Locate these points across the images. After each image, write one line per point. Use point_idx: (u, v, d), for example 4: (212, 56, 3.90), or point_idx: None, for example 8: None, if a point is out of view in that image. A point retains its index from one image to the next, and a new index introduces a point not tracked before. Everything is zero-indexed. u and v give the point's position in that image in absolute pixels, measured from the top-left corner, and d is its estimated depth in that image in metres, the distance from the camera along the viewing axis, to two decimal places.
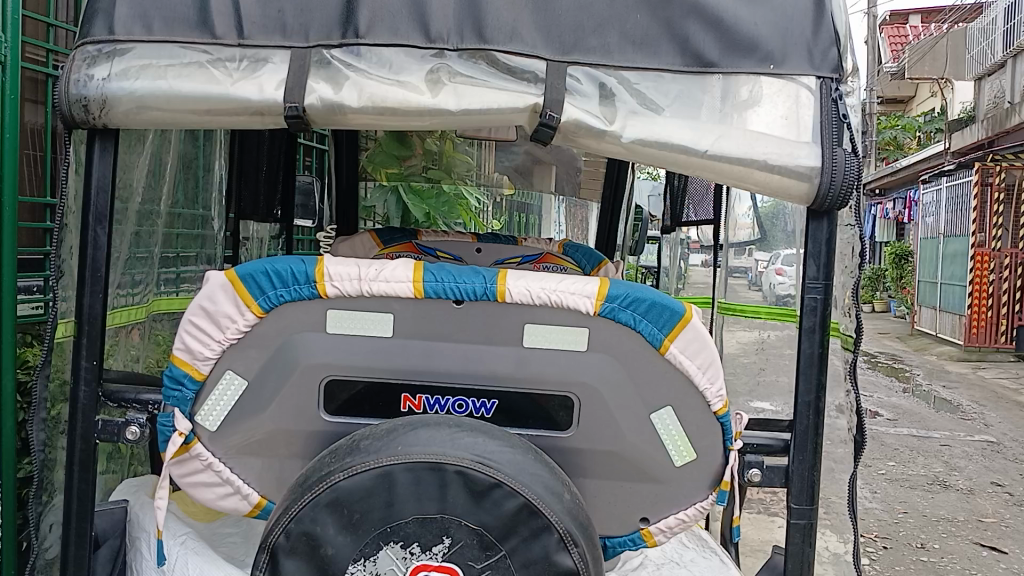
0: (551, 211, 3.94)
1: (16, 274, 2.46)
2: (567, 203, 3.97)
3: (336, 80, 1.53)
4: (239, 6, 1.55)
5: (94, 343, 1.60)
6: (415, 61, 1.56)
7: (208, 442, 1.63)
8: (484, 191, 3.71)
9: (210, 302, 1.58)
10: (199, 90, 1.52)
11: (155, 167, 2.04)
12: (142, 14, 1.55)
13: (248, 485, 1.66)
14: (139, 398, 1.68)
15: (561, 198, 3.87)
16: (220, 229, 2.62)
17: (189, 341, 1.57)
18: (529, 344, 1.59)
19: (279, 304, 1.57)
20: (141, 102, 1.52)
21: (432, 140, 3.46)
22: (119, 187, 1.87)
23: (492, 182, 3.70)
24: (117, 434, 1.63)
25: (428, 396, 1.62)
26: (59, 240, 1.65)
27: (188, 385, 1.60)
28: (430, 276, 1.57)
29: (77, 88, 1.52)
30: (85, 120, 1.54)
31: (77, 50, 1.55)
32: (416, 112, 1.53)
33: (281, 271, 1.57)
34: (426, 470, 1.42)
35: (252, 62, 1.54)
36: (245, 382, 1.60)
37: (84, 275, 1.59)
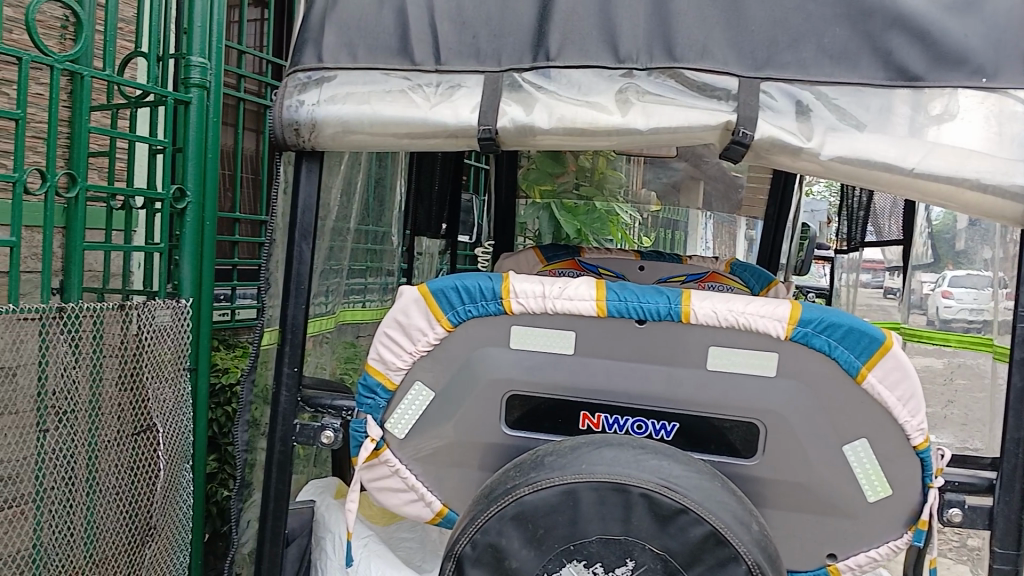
0: (698, 227, 3.82)
1: (213, 284, 2.67)
2: (717, 220, 3.81)
3: (527, 102, 1.57)
4: (437, 34, 1.64)
5: (297, 351, 1.74)
6: (604, 80, 1.57)
7: (396, 448, 1.69)
8: (632, 208, 3.69)
9: (404, 316, 1.64)
10: (400, 114, 1.60)
11: (349, 187, 2.15)
12: (348, 43, 1.67)
13: (432, 493, 1.71)
14: (334, 403, 1.77)
15: (710, 214, 3.72)
16: (397, 244, 2.63)
17: (383, 351, 1.65)
18: (714, 367, 1.56)
19: (468, 318, 1.62)
20: (346, 126, 1.62)
21: (586, 156, 3.45)
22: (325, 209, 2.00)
23: (640, 199, 3.65)
24: (312, 438, 1.73)
25: (606, 415, 1.62)
26: (268, 255, 1.79)
27: (380, 394, 1.67)
28: (613, 295, 1.58)
29: (289, 113, 1.64)
30: (296, 143, 1.66)
31: (289, 78, 1.68)
32: (606, 132, 1.54)
33: (470, 287, 1.62)
34: (610, 490, 1.41)
35: (448, 86, 1.62)
36: (432, 394, 1.66)
37: (289, 286, 1.74)
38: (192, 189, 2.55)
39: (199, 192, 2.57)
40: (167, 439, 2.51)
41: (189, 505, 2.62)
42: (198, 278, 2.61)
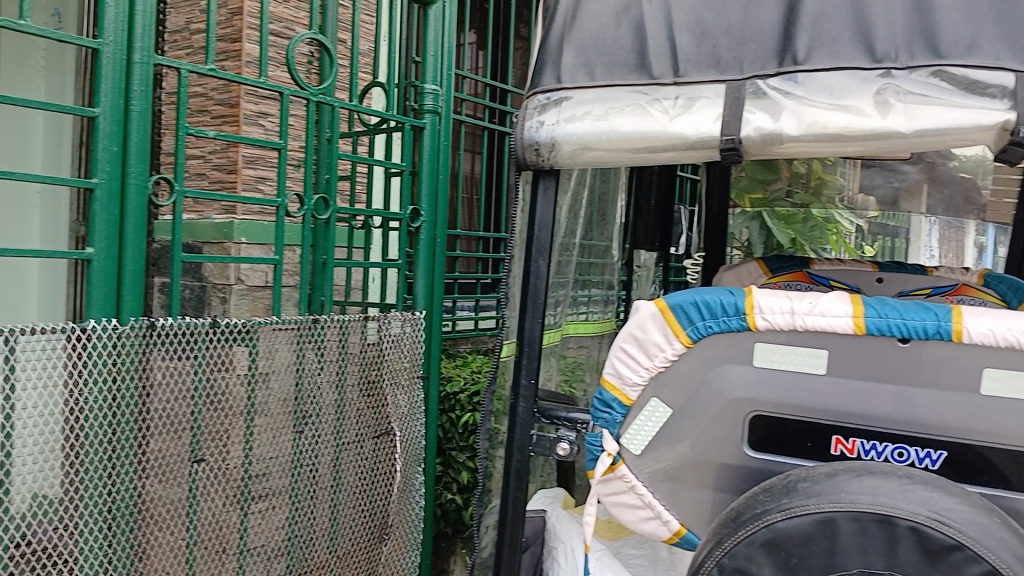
0: (922, 234, 3.38)
1: (443, 298, 2.85)
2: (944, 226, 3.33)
3: (773, 109, 1.54)
4: (677, 47, 1.66)
5: (533, 362, 1.81)
6: (859, 83, 1.49)
7: (632, 465, 1.68)
8: (849, 215, 3.42)
9: (641, 330, 1.63)
10: (639, 129, 1.65)
11: (575, 201, 2.16)
12: (585, 62, 1.75)
13: (669, 511, 1.68)
14: (570, 417, 1.79)
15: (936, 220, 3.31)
16: (617, 257, 2.63)
17: (620, 367, 1.63)
18: (989, 392, 1.42)
19: (709, 335, 1.59)
20: (584, 143, 1.71)
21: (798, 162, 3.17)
22: (561, 229, 2.12)
23: (857, 203, 3.39)
24: (549, 449, 1.78)
25: (862, 440, 1.51)
26: (509, 268, 1.94)
27: (616, 409, 1.66)
28: (872, 311, 1.48)
29: (530, 134, 1.77)
30: (536, 162, 1.78)
31: (530, 99, 1.80)
32: (860, 138, 1.48)
33: (710, 302, 1.59)
34: (873, 521, 1.32)
35: (688, 98, 1.63)
36: (670, 411, 1.63)
37: (526, 302, 1.84)
38: (425, 209, 2.72)
39: (431, 210, 2.73)
40: (404, 441, 2.73)
41: (422, 499, 2.85)
42: (430, 292, 2.79)
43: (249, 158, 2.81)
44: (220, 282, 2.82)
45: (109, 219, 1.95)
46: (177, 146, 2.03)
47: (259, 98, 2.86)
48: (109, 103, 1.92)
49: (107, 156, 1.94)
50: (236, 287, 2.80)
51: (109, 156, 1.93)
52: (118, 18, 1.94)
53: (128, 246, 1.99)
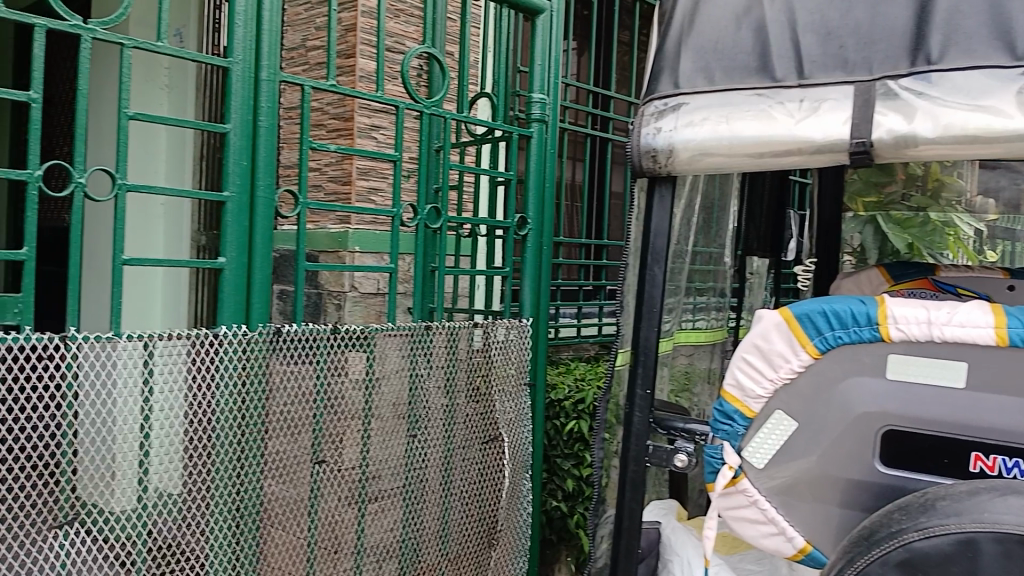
0: None
1: (549, 306, 2.86)
2: None
3: (906, 110, 1.49)
4: (801, 49, 1.64)
5: (648, 372, 1.81)
6: (999, 81, 1.42)
7: (754, 478, 1.64)
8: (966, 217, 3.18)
9: (764, 341, 1.60)
10: (761, 133, 1.62)
11: (688, 208, 2.13)
12: (705, 67, 1.74)
13: (793, 527, 1.62)
14: (688, 428, 1.79)
15: None
16: (729, 265, 2.57)
17: (742, 377, 1.61)
18: None
19: (837, 346, 1.54)
20: (703, 148, 1.69)
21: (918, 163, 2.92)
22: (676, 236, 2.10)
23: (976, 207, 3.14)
24: (665, 460, 1.77)
25: (1004, 458, 1.43)
26: (623, 277, 1.92)
27: (738, 421, 1.63)
28: (1016, 322, 1.40)
29: (648, 140, 1.77)
30: (653, 169, 1.77)
31: (647, 105, 1.79)
32: (1002, 140, 1.40)
33: (840, 312, 1.55)
34: (1020, 544, 1.24)
35: (814, 101, 1.59)
36: (794, 424, 1.59)
37: (641, 310, 1.83)
38: (532, 217, 2.73)
39: (538, 218, 2.74)
40: (512, 448, 2.76)
41: (530, 502, 2.86)
42: (537, 300, 2.80)
43: (362, 169, 2.89)
44: (336, 289, 2.90)
45: (239, 231, 2.06)
46: (301, 158, 2.14)
47: (372, 111, 2.93)
48: (238, 120, 2.02)
49: (237, 169, 2.04)
50: (350, 294, 2.88)
51: (239, 170, 2.03)
52: (247, 38, 2.03)
53: (257, 255, 2.09)
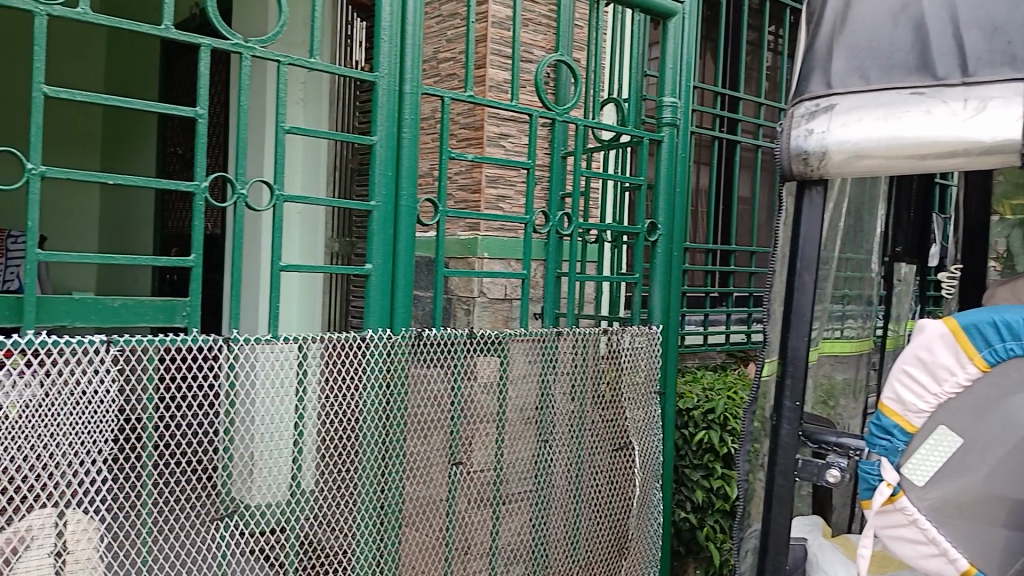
0: None
1: (681, 313, 2.82)
2: None
3: None
4: (965, 45, 1.55)
5: (797, 383, 1.77)
6: None
7: (914, 497, 1.55)
8: None
9: (928, 353, 1.51)
10: (923, 135, 1.54)
11: (835, 213, 2.05)
12: (858, 67, 1.67)
13: (955, 549, 1.53)
14: (840, 441, 1.70)
15: None
16: (876, 271, 2.45)
17: (902, 390, 1.53)
18: None
19: (1009, 358, 1.44)
20: (858, 151, 1.62)
21: None
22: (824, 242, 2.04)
23: None
24: (816, 475, 1.71)
25: None
26: (769, 284, 1.87)
27: (898, 436, 1.55)
28: None
29: (798, 143, 1.71)
30: (803, 172, 1.71)
31: (797, 107, 1.74)
32: None
33: (1012, 322, 1.45)
34: None
35: (981, 100, 1.50)
36: (959, 440, 1.50)
37: (790, 318, 1.77)
38: (663, 223, 2.68)
39: (669, 224, 2.70)
40: (643, 457, 2.73)
41: (661, 508, 2.84)
42: (668, 306, 2.76)
43: (491, 177, 2.92)
44: (464, 294, 2.94)
45: (384, 239, 2.15)
46: (440, 167, 2.21)
47: (502, 120, 2.96)
48: (384, 131, 2.12)
49: (383, 179, 2.13)
50: (479, 300, 2.91)
51: (385, 180, 2.13)
52: (391, 52, 2.12)
53: (400, 262, 2.17)
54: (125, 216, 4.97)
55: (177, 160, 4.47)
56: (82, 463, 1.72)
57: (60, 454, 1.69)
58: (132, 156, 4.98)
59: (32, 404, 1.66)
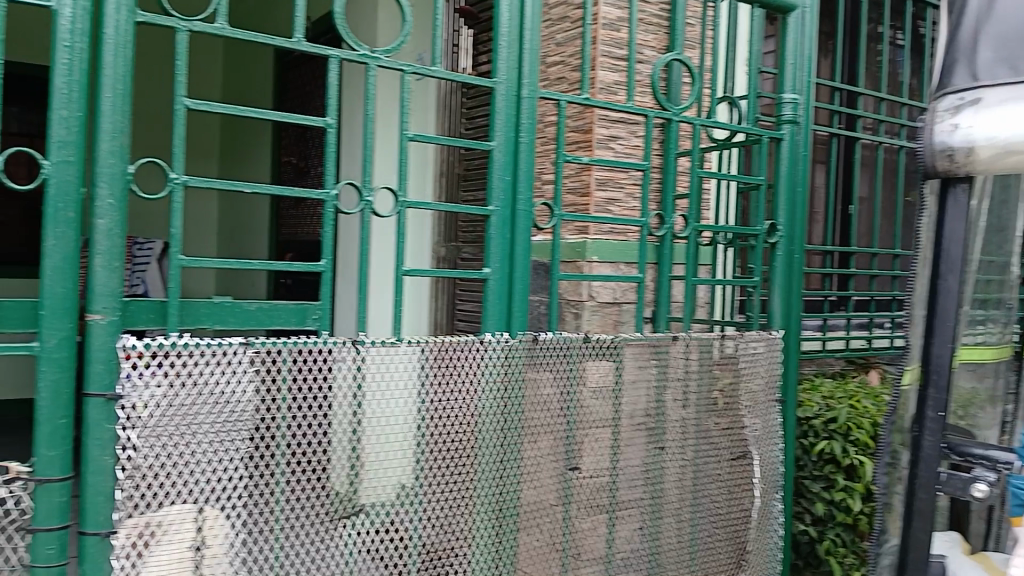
0: None
1: (800, 318, 2.73)
2: None
3: None
4: None
5: (941, 395, 1.66)
6: None
7: None
8: None
9: None
10: None
11: (977, 213, 1.93)
12: (1008, 58, 1.57)
13: None
14: (989, 454, 1.63)
15: None
16: (1017, 273, 2.30)
17: None
18: None
19: None
20: (1008, 148, 1.54)
21: None
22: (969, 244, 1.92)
23: None
24: (962, 489, 1.61)
25: None
26: (909, 288, 1.79)
27: None
28: None
29: (942, 139, 1.63)
30: (947, 169, 1.62)
31: (940, 100, 1.66)
32: None
33: None
34: None
35: None
36: None
37: (931, 324, 1.68)
38: (783, 224, 2.61)
39: (790, 225, 2.62)
40: (763, 465, 2.66)
41: (781, 518, 2.75)
42: (789, 311, 2.69)
43: (600, 180, 2.84)
44: (574, 298, 2.86)
45: (502, 243, 2.17)
46: (556, 171, 2.24)
47: (611, 122, 2.86)
48: (502, 137, 2.15)
49: (501, 184, 2.15)
50: (588, 304, 2.83)
51: (502, 185, 2.15)
52: (509, 58, 2.15)
53: (517, 265, 2.18)
54: (243, 224, 5.17)
55: (290, 169, 4.58)
56: (220, 460, 1.81)
57: (200, 452, 1.78)
58: (248, 165, 5.17)
59: (175, 402, 1.75)
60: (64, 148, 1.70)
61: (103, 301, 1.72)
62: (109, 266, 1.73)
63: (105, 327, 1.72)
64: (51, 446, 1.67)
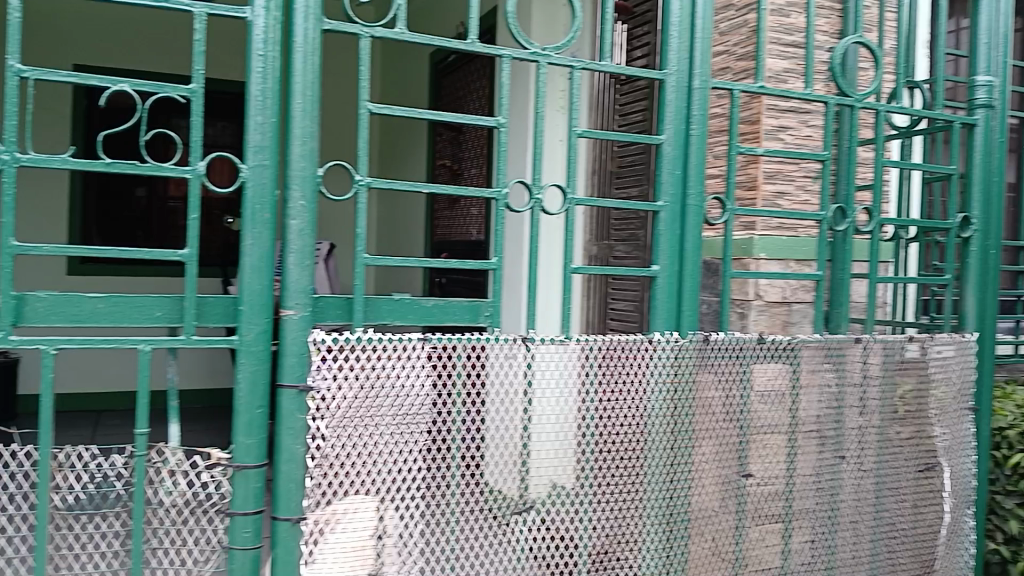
0: None
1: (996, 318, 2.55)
2: None
3: None
4: None
5: None
6: None
7: None
8: None
9: None
10: None
11: None
12: None
13: None
14: None
15: None
16: None
17: None
18: None
19: None
20: None
21: None
22: None
23: None
24: None
25: None
26: None
27: None
28: None
29: None
30: None
31: None
32: None
33: None
34: None
35: None
36: None
37: None
38: (978, 217, 2.45)
39: (987, 219, 2.46)
40: (954, 478, 2.48)
41: (974, 535, 2.55)
42: (984, 311, 2.51)
43: (769, 173, 2.72)
44: (740, 297, 2.75)
45: (672, 239, 2.12)
46: (729, 166, 2.18)
47: (781, 112, 2.74)
48: (673, 129, 2.09)
49: (671, 178, 2.10)
50: (755, 303, 2.71)
51: (673, 179, 2.10)
52: (680, 48, 2.11)
53: (688, 263, 2.13)
54: (399, 224, 5.36)
55: (445, 171, 4.68)
56: (399, 452, 1.86)
57: (382, 443, 1.85)
58: (404, 167, 5.35)
59: (358, 394, 1.82)
60: (260, 152, 1.80)
61: (295, 297, 1.82)
62: (301, 264, 1.82)
63: (297, 322, 1.82)
64: (249, 434, 1.77)
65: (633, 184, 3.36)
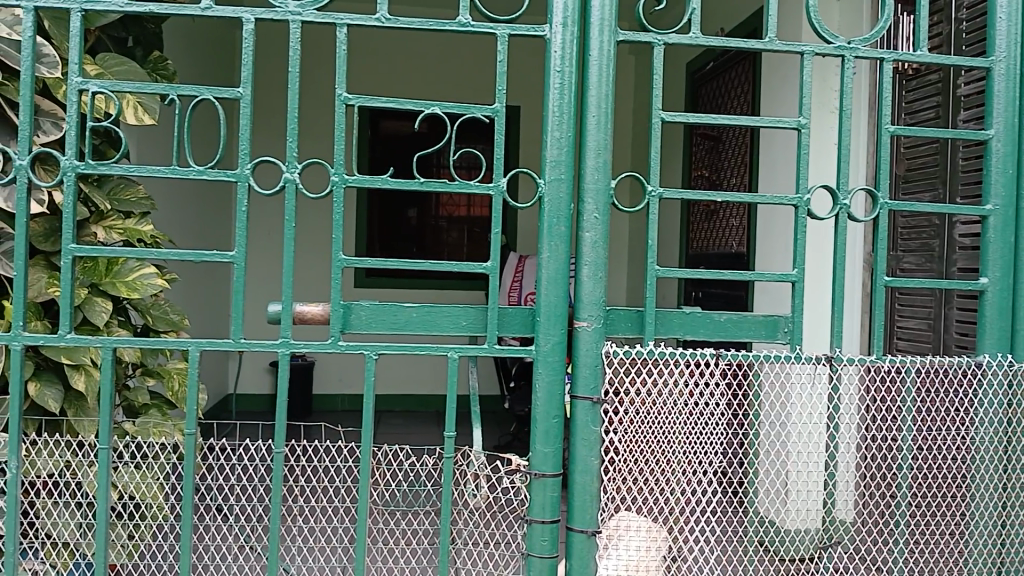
0: None
1: None
2: None
3: None
4: None
5: None
6: None
7: None
8: None
9: None
10: None
11: None
12: None
13: None
14: None
15: None
16: None
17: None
18: None
19: None
20: None
21: None
22: None
23: None
24: None
25: None
26: None
27: None
28: None
29: None
30: None
31: None
32: None
33: None
34: None
35: None
36: None
37: None
38: None
39: None
40: None
41: None
42: None
43: None
44: None
45: (1005, 248, 1.87)
46: None
47: None
48: (1004, 123, 1.86)
49: (1003, 179, 1.87)
50: None
51: (1005, 179, 1.86)
52: (1010, 31, 1.87)
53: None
54: None
55: (702, 182, 4.56)
56: (693, 474, 1.80)
57: (676, 463, 1.80)
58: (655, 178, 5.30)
59: (652, 410, 1.78)
60: (557, 166, 1.83)
61: (589, 309, 1.81)
62: (595, 276, 1.81)
63: (591, 334, 1.81)
64: (546, 443, 1.79)
65: (925, 188, 3.05)
